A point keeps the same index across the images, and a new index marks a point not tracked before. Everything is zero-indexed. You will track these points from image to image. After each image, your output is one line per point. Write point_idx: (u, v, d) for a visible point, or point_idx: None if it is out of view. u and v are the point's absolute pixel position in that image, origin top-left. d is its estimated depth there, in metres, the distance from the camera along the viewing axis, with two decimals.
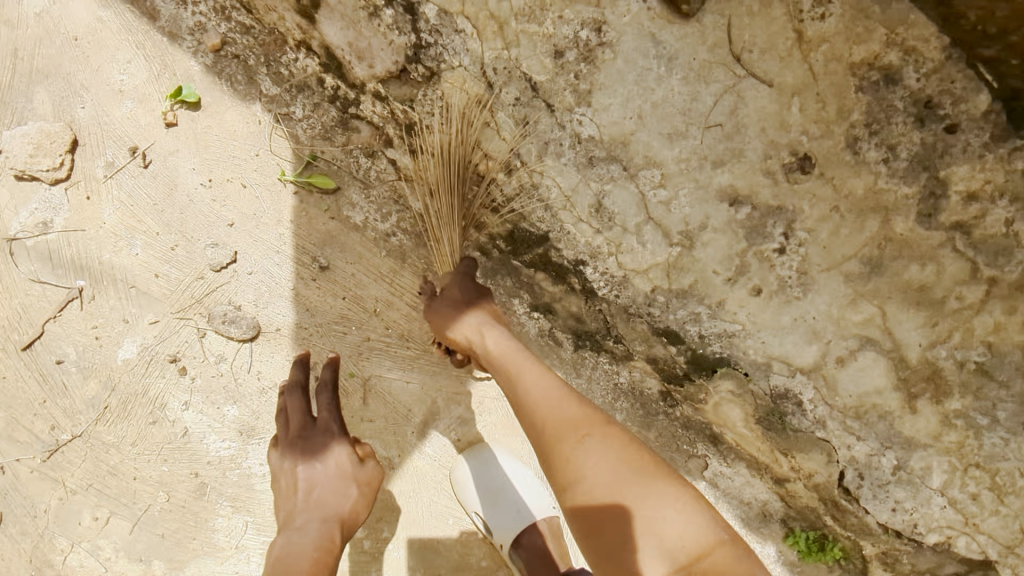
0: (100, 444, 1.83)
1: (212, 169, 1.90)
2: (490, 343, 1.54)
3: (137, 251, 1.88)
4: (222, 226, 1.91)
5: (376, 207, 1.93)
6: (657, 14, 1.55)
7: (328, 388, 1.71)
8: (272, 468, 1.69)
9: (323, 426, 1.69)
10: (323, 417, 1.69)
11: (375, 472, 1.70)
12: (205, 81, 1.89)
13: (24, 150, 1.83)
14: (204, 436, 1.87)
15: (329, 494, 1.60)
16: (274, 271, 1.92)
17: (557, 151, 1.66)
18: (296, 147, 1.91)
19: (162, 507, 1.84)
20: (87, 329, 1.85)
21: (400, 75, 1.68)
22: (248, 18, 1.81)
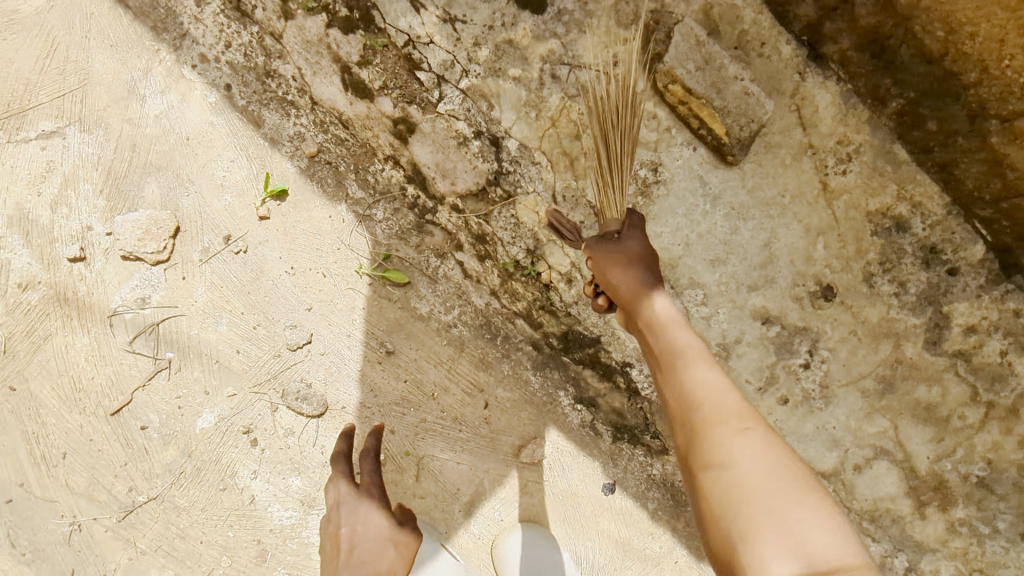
0: (173, 507, 1.97)
1: (297, 259, 2.10)
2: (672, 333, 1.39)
3: (223, 328, 2.06)
4: (301, 309, 2.10)
5: (442, 300, 2.13)
6: (705, 159, 1.84)
7: (370, 455, 1.82)
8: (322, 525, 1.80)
9: (364, 492, 1.78)
10: (366, 483, 1.80)
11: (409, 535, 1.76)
12: (299, 182, 2.10)
13: (133, 234, 2.02)
14: (269, 505, 2.02)
15: (370, 554, 1.69)
16: (344, 353, 2.11)
17: None
18: (375, 245, 2.12)
19: (224, 572, 1.98)
20: (171, 399, 2.01)
21: (478, 193, 1.93)
22: (343, 131, 2.04)
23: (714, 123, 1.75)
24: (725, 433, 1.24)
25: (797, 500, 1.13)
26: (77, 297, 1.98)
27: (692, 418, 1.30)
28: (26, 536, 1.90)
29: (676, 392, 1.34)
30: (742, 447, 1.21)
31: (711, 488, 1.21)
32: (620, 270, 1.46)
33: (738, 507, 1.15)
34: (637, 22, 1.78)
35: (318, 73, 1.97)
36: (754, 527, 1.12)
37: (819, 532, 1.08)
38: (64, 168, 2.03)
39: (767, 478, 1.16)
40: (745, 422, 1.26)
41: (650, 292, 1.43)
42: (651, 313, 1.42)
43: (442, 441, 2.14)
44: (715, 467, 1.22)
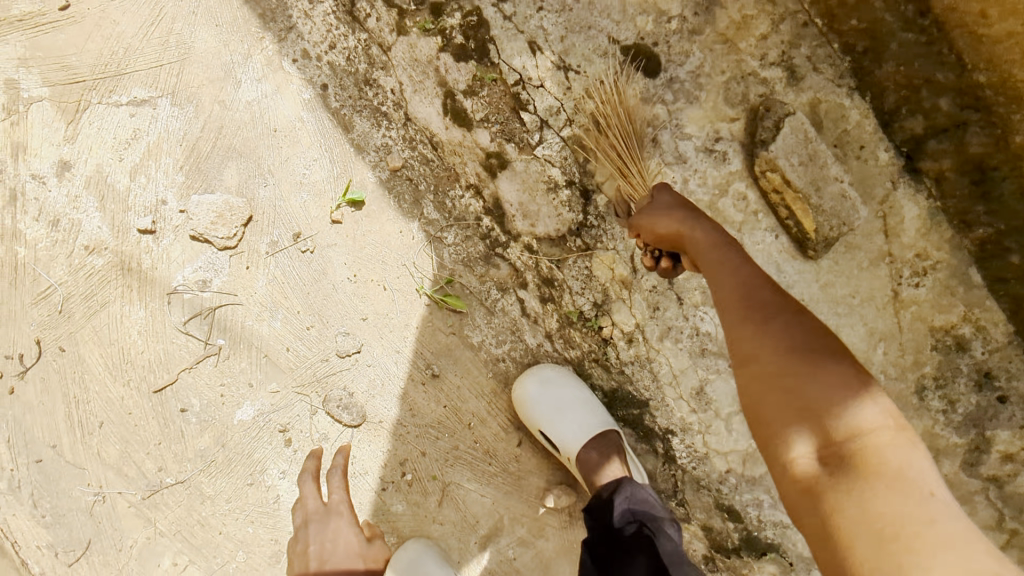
0: (198, 493, 1.98)
1: (360, 267, 2.10)
2: (704, 233, 1.33)
3: (277, 324, 2.05)
4: (357, 317, 2.10)
5: (495, 333, 2.13)
6: (785, 248, 1.86)
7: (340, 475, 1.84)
8: (290, 547, 1.82)
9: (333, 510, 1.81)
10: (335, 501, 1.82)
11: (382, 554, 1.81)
12: (377, 192, 2.10)
13: (207, 217, 2.01)
14: (292, 507, 2.02)
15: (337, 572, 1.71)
16: (390, 368, 2.11)
17: (677, 335, 1.90)
18: (439, 268, 2.12)
19: (237, 566, 1.98)
20: (215, 385, 2.00)
21: (557, 239, 1.94)
22: (431, 153, 2.06)
23: (805, 217, 1.76)
24: (766, 329, 1.10)
25: (852, 379, 1.03)
26: (141, 270, 1.98)
27: (741, 320, 1.13)
28: (49, 498, 1.91)
29: (728, 293, 1.18)
30: (785, 333, 1.09)
31: (755, 392, 1.08)
32: (667, 215, 1.44)
33: (780, 420, 1.05)
34: (744, 104, 1.82)
35: (419, 92, 1.97)
36: (802, 445, 1.01)
37: (871, 414, 0.99)
38: (149, 139, 2.01)
39: (794, 367, 1.06)
40: (781, 318, 1.11)
41: (687, 223, 1.39)
42: (693, 233, 1.36)
43: (470, 471, 2.16)
44: (761, 369, 1.09)
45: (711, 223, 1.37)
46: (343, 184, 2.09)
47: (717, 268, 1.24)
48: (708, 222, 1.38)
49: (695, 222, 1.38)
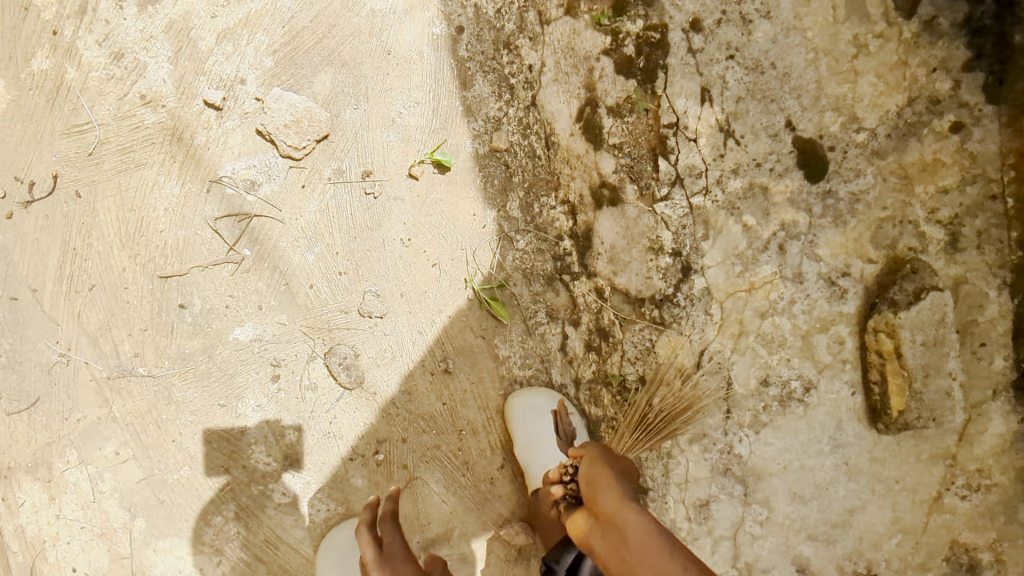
0: (166, 394, 1.85)
1: (418, 234, 1.93)
2: (606, 499, 1.39)
3: (310, 256, 1.89)
4: (394, 283, 1.94)
5: (524, 354, 2.00)
6: (855, 408, 1.70)
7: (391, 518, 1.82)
8: None
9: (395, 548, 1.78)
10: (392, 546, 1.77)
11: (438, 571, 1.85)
12: (467, 164, 1.90)
13: (283, 118, 1.80)
14: (255, 442, 1.92)
15: None
16: (406, 345, 1.98)
17: (707, 446, 1.81)
18: (496, 268, 1.96)
19: (178, 478, 1.89)
20: (223, 293, 1.85)
21: (634, 299, 1.77)
22: (542, 149, 1.83)
23: (896, 395, 1.61)
24: (623, 509, 1.34)
25: (638, 530, 1.27)
26: (191, 144, 1.79)
27: (620, 523, 1.32)
28: (10, 340, 1.77)
29: (626, 518, 1.32)
30: (643, 528, 1.27)
31: (621, 574, 1.26)
32: (600, 450, 1.58)
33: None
34: (890, 250, 1.60)
35: (558, 82, 1.74)
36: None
37: (674, 567, 1.16)
38: (251, 7, 1.78)
39: (668, 574, 1.16)
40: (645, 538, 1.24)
41: (585, 468, 1.52)
42: (589, 470, 1.52)
43: (441, 475, 2.06)
44: (614, 534, 1.31)
45: (613, 470, 1.51)
46: (437, 142, 1.88)
47: (622, 521, 1.32)
48: (603, 451, 1.59)
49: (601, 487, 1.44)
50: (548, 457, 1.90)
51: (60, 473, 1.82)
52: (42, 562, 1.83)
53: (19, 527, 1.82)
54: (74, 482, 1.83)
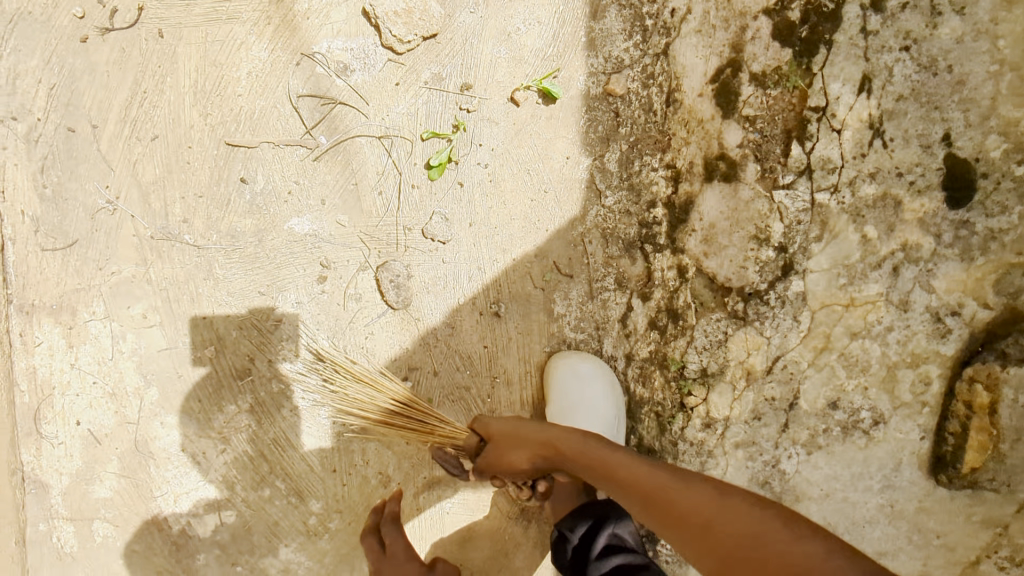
0: (207, 269, 1.74)
1: (502, 165, 1.79)
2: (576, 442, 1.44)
3: (386, 159, 1.76)
4: (465, 210, 1.82)
5: (580, 315, 1.89)
6: (919, 455, 1.59)
7: (395, 524, 1.89)
8: None
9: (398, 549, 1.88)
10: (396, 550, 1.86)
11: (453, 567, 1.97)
12: (574, 102, 1.75)
13: (394, 4, 1.67)
14: (285, 339, 1.83)
15: None
16: (460, 278, 1.87)
17: (753, 454, 1.68)
18: (573, 220, 1.83)
19: (200, 357, 1.79)
20: (288, 177, 1.72)
21: (719, 286, 1.64)
22: (660, 105, 1.68)
23: (976, 453, 1.51)
24: (634, 462, 1.31)
25: (693, 495, 1.17)
26: (290, 10, 1.67)
27: (643, 484, 1.25)
28: (58, 173, 1.65)
29: (630, 469, 1.30)
30: (653, 474, 1.26)
31: (670, 519, 1.16)
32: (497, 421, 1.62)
33: (675, 517, 1.15)
34: (1010, 300, 1.47)
35: (700, 34, 1.58)
36: (729, 548, 1.06)
37: (735, 500, 1.11)
38: None
39: (706, 519, 1.11)
40: (695, 501, 1.15)
41: (508, 430, 1.58)
42: (538, 433, 1.51)
43: (463, 417, 1.98)
44: (640, 496, 1.24)
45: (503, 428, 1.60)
46: (548, 71, 1.74)
47: (607, 469, 1.35)
48: (501, 420, 1.61)
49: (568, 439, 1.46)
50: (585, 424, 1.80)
51: (83, 322, 1.73)
52: (47, 408, 1.76)
53: (31, 367, 1.74)
54: (96, 335, 1.74)
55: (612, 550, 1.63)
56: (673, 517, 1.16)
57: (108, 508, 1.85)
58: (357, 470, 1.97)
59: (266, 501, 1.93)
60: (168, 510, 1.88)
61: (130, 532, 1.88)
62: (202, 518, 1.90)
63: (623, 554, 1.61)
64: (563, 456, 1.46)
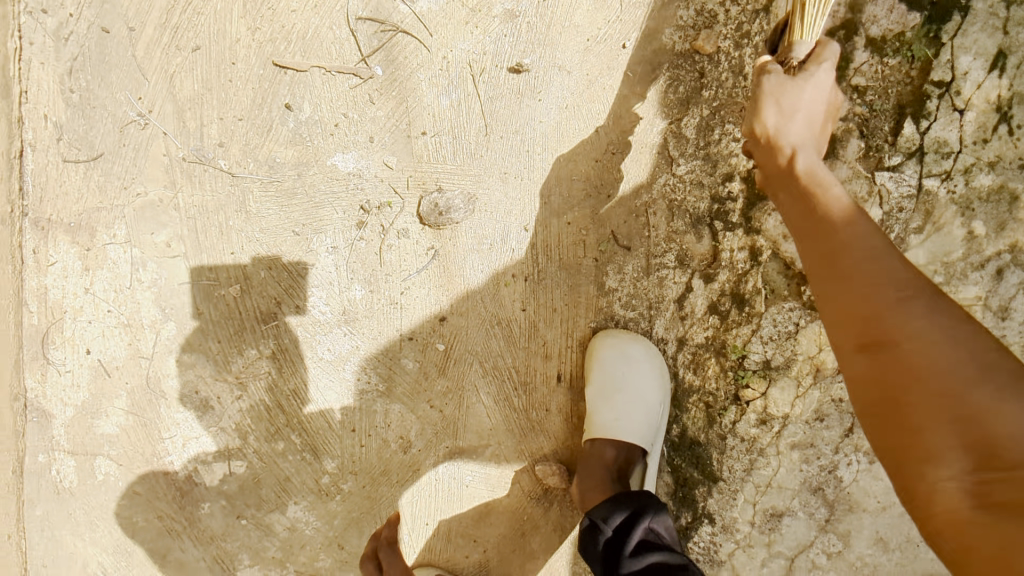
0: (240, 200, 1.60)
1: (568, 120, 1.64)
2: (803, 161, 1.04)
3: (445, 101, 1.61)
4: (521, 166, 1.67)
5: (633, 292, 1.76)
6: None
7: (388, 546, 1.81)
8: None
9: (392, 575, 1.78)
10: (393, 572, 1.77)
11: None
12: (655, 56, 1.60)
13: None
14: (315, 285, 1.70)
15: None
16: (508, 239, 1.73)
17: (810, 457, 1.57)
18: (638, 189, 1.69)
19: (224, 295, 1.67)
20: (337, 109, 1.58)
21: (795, 273, 1.52)
22: (752, 68, 1.52)
23: None
24: (874, 244, 0.88)
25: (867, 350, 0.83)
26: None
27: (833, 234, 0.92)
28: (89, 78, 1.51)
29: (888, 293, 0.83)
30: (893, 258, 0.85)
31: (871, 400, 0.81)
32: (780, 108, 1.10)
33: (893, 388, 0.78)
34: None
35: None
36: (969, 427, 0.73)
37: (955, 362, 0.75)
38: None
39: (927, 371, 0.76)
40: (887, 300, 0.82)
41: (792, 110, 1.10)
42: (770, 158, 1.08)
43: (494, 387, 1.86)
44: (891, 289, 0.82)
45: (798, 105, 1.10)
46: (631, 18, 1.59)
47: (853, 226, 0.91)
48: (800, 88, 1.11)
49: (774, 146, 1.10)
50: (624, 408, 1.69)
51: (100, 244, 1.59)
52: (56, 333, 1.64)
53: (41, 288, 1.60)
54: (114, 260, 1.61)
55: (647, 549, 1.49)
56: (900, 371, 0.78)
57: (112, 445, 1.74)
58: (377, 432, 1.86)
59: (277, 455, 1.81)
60: (174, 454, 1.77)
61: (132, 472, 1.77)
62: (210, 466, 1.79)
63: (660, 552, 1.48)
64: (798, 179, 1.03)
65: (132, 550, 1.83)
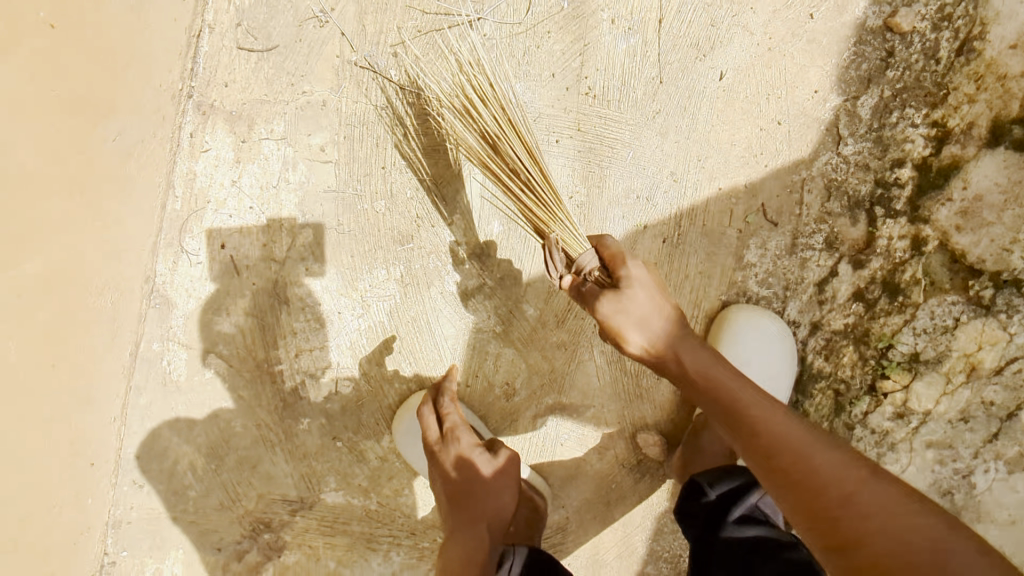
0: (402, 114, 1.58)
1: (742, 82, 1.61)
2: (688, 360, 1.20)
3: (622, 45, 1.59)
4: (685, 122, 1.64)
5: (771, 269, 1.71)
6: None
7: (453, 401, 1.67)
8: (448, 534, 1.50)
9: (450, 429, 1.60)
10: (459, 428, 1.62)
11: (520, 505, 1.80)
12: (844, 31, 1.56)
13: None
14: (457, 214, 1.68)
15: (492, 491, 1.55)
16: (655, 196, 1.69)
17: (945, 458, 1.51)
18: (797, 163, 1.65)
19: (366, 210, 1.65)
20: (517, 35, 1.56)
21: (961, 264, 1.48)
22: (946, 54, 1.50)
23: None
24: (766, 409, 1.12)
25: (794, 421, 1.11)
26: None
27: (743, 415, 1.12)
28: None
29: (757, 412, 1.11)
30: (760, 402, 1.13)
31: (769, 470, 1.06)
32: (612, 302, 1.25)
33: (797, 485, 1.02)
34: None
35: None
36: (803, 492, 1.01)
37: (846, 478, 0.99)
38: None
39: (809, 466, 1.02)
40: (790, 437, 1.07)
41: (626, 327, 1.24)
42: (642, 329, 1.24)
43: (610, 347, 1.84)
44: (750, 442, 1.09)
45: (646, 286, 1.26)
46: None
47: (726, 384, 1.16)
48: (648, 296, 1.25)
49: (686, 348, 1.22)
50: (749, 383, 1.65)
51: (255, 137, 1.58)
52: (195, 222, 1.62)
53: (190, 174, 1.59)
54: (266, 156, 1.59)
55: (749, 524, 1.44)
56: (792, 464, 1.04)
57: (226, 344, 1.73)
58: (484, 374, 1.83)
59: (384, 381, 1.78)
60: (285, 363, 1.75)
61: (240, 375, 1.75)
62: (316, 381, 1.77)
63: (767, 531, 1.43)
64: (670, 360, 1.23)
65: (225, 454, 1.81)
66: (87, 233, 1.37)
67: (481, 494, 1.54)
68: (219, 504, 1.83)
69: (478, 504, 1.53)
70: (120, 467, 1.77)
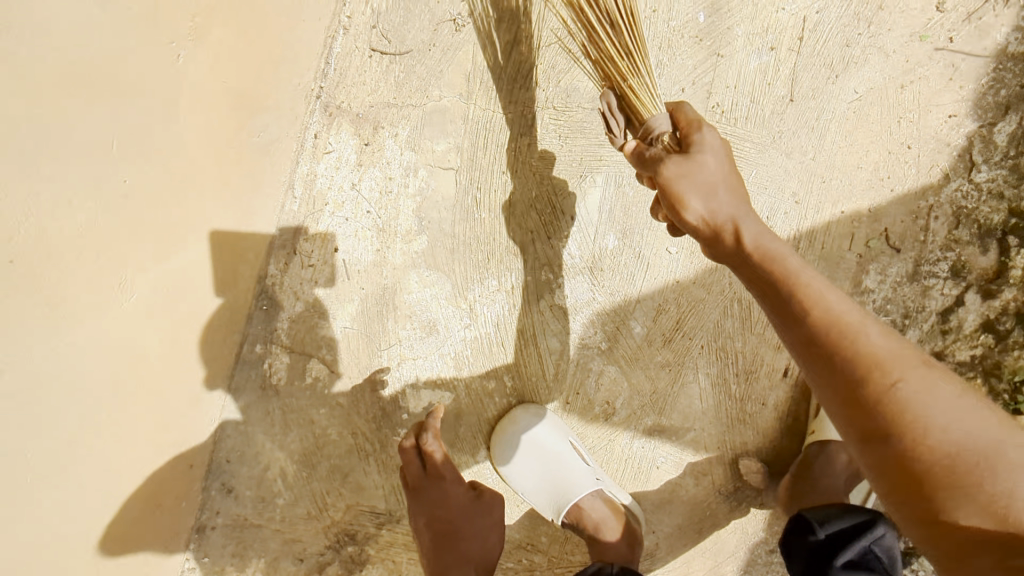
0: (528, 124, 1.57)
1: (874, 104, 1.58)
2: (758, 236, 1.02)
3: (754, 62, 1.56)
4: (812, 141, 1.60)
5: (892, 297, 1.65)
6: None
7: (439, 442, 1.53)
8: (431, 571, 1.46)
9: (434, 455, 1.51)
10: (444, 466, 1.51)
11: (618, 536, 1.63)
12: (983, 57, 1.54)
13: None
14: (575, 225, 1.65)
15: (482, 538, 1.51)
16: (775, 216, 1.64)
17: None
18: (926, 188, 1.61)
19: (483, 218, 1.62)
20: (652, 48, 1.55)
21: None
22: None
23: None
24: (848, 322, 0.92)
25: (851, 304, 0.94)
26: None
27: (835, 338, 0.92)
28: None
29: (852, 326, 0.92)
30: (836, 308, 0.93)
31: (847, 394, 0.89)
32: (680, 164, 1.09)
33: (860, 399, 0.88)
34: None
35: None
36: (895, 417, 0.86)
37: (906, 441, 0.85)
38: None
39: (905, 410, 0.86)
40: (890, 350, 0.90)
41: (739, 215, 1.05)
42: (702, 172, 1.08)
43: (714, 367, 1.76)
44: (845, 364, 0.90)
45: (715, 182, 1.07)
46: (967, 11, 1.53)
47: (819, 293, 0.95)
48: (718, 159, 1.09)
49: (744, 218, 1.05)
50: None
51: (380, 140, 1.56)
52: (311, 224, 1.59)
53: (310, 175, 1.56)
54: (388, 159, 1.57)
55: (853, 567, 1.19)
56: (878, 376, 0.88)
57: (330, 349, 1.69)
58: (585, 391, 1.77)
59: (487, 393, 1.75)
60: (388, 370, 1.71)
61: (341, 381, 1.71)
62: (418, 390, 1.72)
63: None
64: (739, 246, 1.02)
65: (318, 462, 1.75)
66: (228, 219, 1.44)
67: (468, 535, 1.49)
68: (307, 513, 1.76)
69: (462, 547, 1.48)
70: (211, 471, 1.69)
